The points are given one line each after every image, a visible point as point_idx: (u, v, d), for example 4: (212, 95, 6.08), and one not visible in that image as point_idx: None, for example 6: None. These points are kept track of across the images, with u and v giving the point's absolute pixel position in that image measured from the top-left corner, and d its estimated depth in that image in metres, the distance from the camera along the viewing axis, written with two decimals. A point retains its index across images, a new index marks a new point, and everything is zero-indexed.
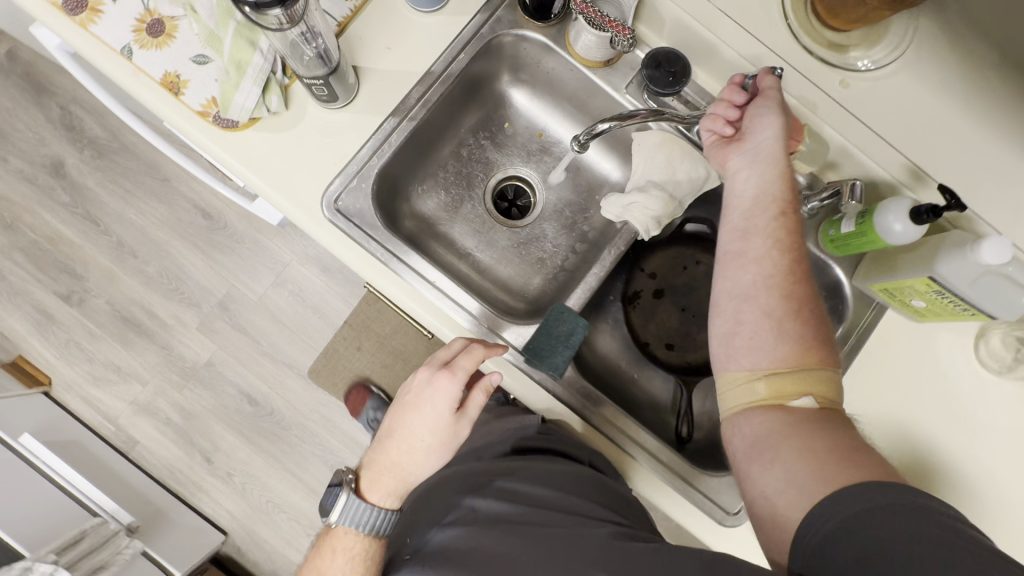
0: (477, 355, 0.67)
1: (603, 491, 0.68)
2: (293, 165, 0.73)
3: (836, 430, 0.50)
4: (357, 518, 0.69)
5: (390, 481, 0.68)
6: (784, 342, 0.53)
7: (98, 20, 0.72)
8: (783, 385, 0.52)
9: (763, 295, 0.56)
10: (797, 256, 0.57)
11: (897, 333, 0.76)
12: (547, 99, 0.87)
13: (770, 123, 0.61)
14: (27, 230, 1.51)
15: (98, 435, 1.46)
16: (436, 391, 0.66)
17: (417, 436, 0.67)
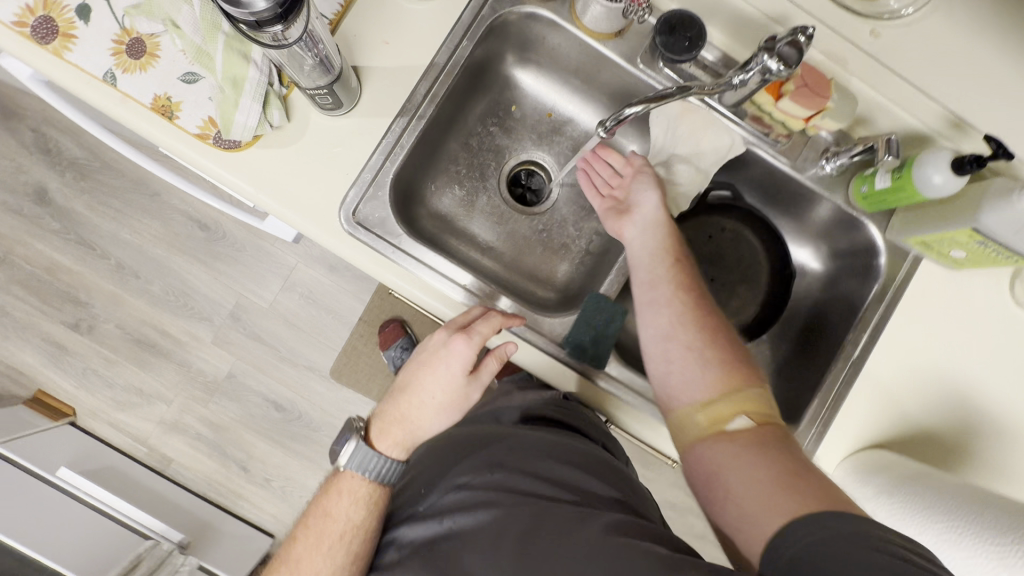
0: (494, 323, 0.67)
1: (612, 471, 0.69)
2: (305, 180, 0.69)
3: (770, 443, 0.56)
4: (363, 464, 0.73)
5: (399, 432, 0.72)
6: (708, 373, 0.62)
7: (73, 46, 0.66)
8: (717, 414, 0.60)
9: (682, 332, 0.65)
10: (695, 293, 0.68)
11: (936, 282, 0.75)
12: (555, 76, 0.83)
13: (649, 195, 0.73)
14: (22, 263, 1.47)
15: (131, 458, 1.47)
16: (450, 352, 0.68)
17: (429, 393, 0.70)
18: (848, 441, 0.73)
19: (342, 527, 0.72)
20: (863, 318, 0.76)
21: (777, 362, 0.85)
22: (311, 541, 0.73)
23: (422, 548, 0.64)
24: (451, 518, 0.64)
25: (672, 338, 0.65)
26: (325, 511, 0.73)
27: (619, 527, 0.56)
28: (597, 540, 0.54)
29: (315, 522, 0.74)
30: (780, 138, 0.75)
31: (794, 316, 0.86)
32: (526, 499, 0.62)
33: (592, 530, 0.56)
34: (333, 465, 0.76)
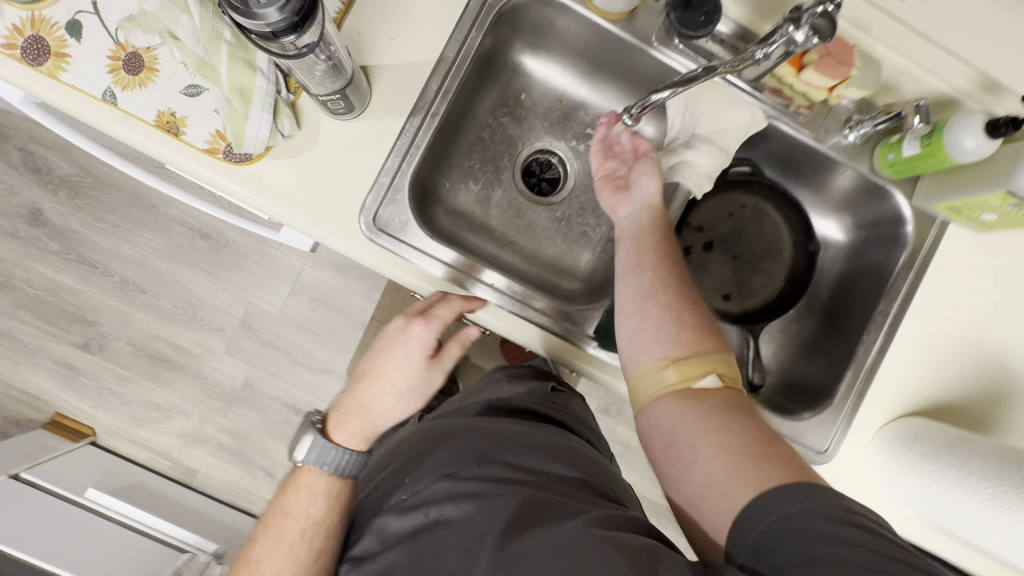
0: (454, 307, 0.67)
1: (599, 469, 0.63)
2: (320, 188, 0.67)
3: (738, 408, 0.54)
4: (322, 457, 0.69)
5: (357, 423, 0.70)
6: (685, 333, 0.58)
7: (67, 66, 0.64)
8: (688, 372, 0.56)
9: (659, 292, 0.60)
10: (676, 256, 0.64)
11: (960, 245, 0.75)
12: (563, 60, 0.81)
13: (652, 179, 0.70)
14: (24, 286, 1.45)
15: (156, 473, 1.46)
16: (409, 337, 0.67)
17: (388, 379, 0.69)
18: (882, 410, 0.74)
19: (303, 523, 0.68)
20: (893, 287, 0.75)
21: (805, 336, 0.84)
22: (270, 542, 0.68)
23: (406, 539, 0.58)
24: (437, 509, 0.57)
25: (649, 297, 0.60)
26: (284, 509, 0.69)
27: (607, 520, 0.51)
28: (585, 534, 0.49)
29: (273, 522, 0.69)
30: (800, 109, 0.73)
31: (819, 288, 0.86)
32: (516, 492, 0.55)
33: (579, 524, 0.50)
34: (290, 461, 0.71)
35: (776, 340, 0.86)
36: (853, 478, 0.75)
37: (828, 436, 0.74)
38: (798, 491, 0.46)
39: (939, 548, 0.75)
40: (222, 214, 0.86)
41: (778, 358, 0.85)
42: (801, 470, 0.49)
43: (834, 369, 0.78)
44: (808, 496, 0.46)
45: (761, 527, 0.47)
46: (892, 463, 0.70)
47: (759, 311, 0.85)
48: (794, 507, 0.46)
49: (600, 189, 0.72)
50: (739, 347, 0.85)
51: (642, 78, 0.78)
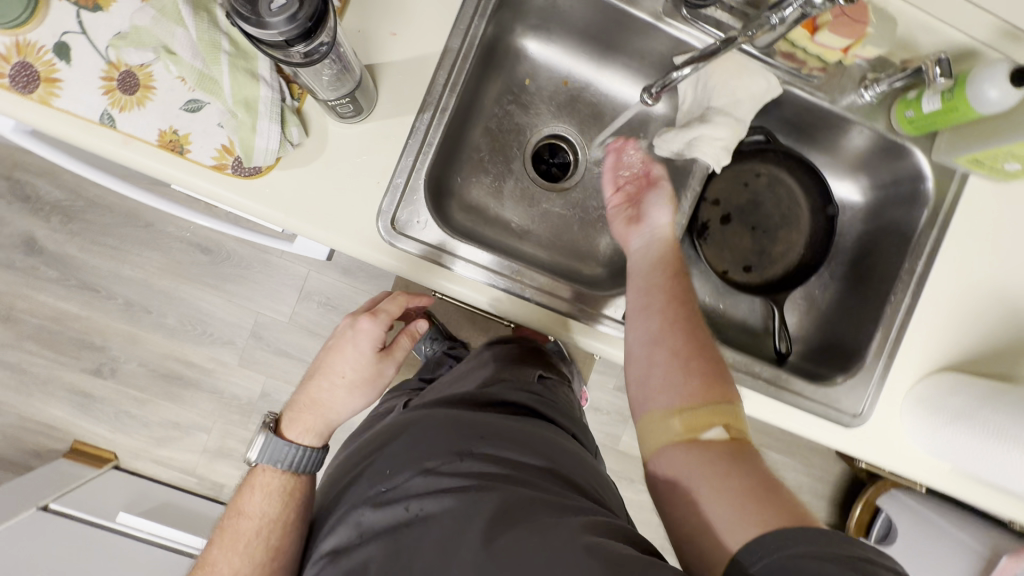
0: (400, 302, 0.73)
1: (581, 463, 0.61)
2: (334, 195, 0.65)
3: (743, 458, 0.54)
4: (274, 455, 0.69)
5: (311, 418, 0.70)
6: (695, 381, 0.59)
7: (60, 91, 0.61)
8: (694, 420, 0.57)
9: (670, 336, 0.61)
10: (687, 300, 0.64)
11: (981, 195, 0.75)
12: (566, 40, 0.79)
13: (664, 209, 0.69)
14: (27, 317, 1.43)
15: (183, 490, 1.46)
16: (356, 332, 0.69)
17: (338, 374, 0.70)
18: (913, 368, 0.75)
19: (258, 523, 0.67)
20: (918, 245, 0.74)
21: (829, 301, 0.85)
22: (228, 542, 0.69)
23: (382, 536, 0.54)
24: (419, 503, 0.54)
25: (659, 340, 0.62)
26: (240, 509, 0.70)
27: (595, 526, 0.49)
28: (570, 545, 0.46)
29: (231, 523, 0.70)
30: (814, 72, 0.72)
31: (840, 253, 0.85)
32: (503, 490, 0.53)
33: (565, 532, 0.47)
34: (248, 462, 0.72)
35: (802, 308, 0.85)
36: (893, 441, 0.75)
37: (862, 399, 0.74)
38: (804, 533, 0.46)
39: (978, 500, 0.75)
40: (230, 230, 0.80)
41: (804, 325, 0.85)
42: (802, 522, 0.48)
43: (861, 331, 0.78)
44: (811, 542, 0.45)
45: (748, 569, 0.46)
46: (926, 420, 0.70)
47: (783, 280, 0.85)
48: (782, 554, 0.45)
49: (613, 222, 0.73)
50: (764, 318, 0.85)
51: (649, 53, 0.76)
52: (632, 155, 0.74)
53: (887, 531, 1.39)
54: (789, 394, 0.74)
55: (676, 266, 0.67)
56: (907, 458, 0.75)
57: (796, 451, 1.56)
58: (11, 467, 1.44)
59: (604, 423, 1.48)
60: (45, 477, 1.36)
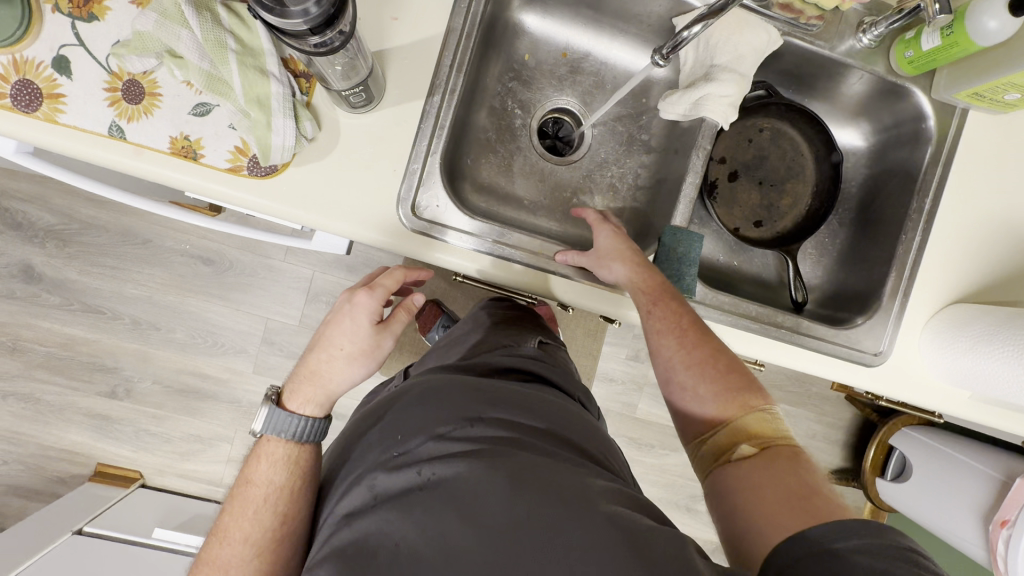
0: (397, 276, 0.71)
1: (581, 424, 0.63)
2: (352, 186, 0.65)
3: (774, 466, 0.56)
4: (278, 426, 0.67)
5: (310, 390, 0.68)
6: (712, 402, 0.62)
7: (65, 107, 0.60)
8: (721, 442, 0.61)
9: (679, 369, 0.65)
10: (683, 330, 0.65)
11: (980, 130, 0.77)
12: (562, 12, 0.79)
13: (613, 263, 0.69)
14: (35, 346, 1.41)
15: (212, 501, 1.47)
16: (353, 306, 0.67)
17: (337, 346, 0.67)
18: (927, 303, 0.77)
19: (265, 490, 0.65)
20: (923, 184, 0.76)
21: (841, 248, 0.87)
22: (236, 510, 0.65)
23: (394, 500, 0.52)
24: (431, 467, 0.53)
25: (673, 374, 0.65)
26: (246, 478, 0.67)
27: (609, 493, 0.52)
28: (589, 513, 0.49)
29: (238, 492, 0.67)
30: (812, 20, 0.73)
31: (848, 199, 0.87)
32: (514, 455, 0.53)
33: (583, 500, 0.50)
34: (253, 434, 0.69)
35: (818, 259, 0.87)
36: (914, 375, 0.78)
37: (882, 338, 0.76)
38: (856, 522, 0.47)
39: (996, 422, 0.78)
40: (228, 230, 0.76)
41: (819, 274, 0.87)
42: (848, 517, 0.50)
43: (876, 272, 0.80)
44: (863, 533, 0.46)
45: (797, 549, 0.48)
46: (945, 351, 0.73)
47: (795, 231, 0.86)
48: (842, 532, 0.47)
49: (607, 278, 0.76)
50: (778, 271, 0.87)
51: (647, 16, 0.76)
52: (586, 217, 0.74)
53: (903, 468, 1.43)
54: (811, 339, 0.76)
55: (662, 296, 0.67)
56: (928, 390, 0.78)
57: (809, 401, 1.60)
58: (36, 496, 1.44)
59: (620, 393, 1.51)
60: (73, 503, 1.36)
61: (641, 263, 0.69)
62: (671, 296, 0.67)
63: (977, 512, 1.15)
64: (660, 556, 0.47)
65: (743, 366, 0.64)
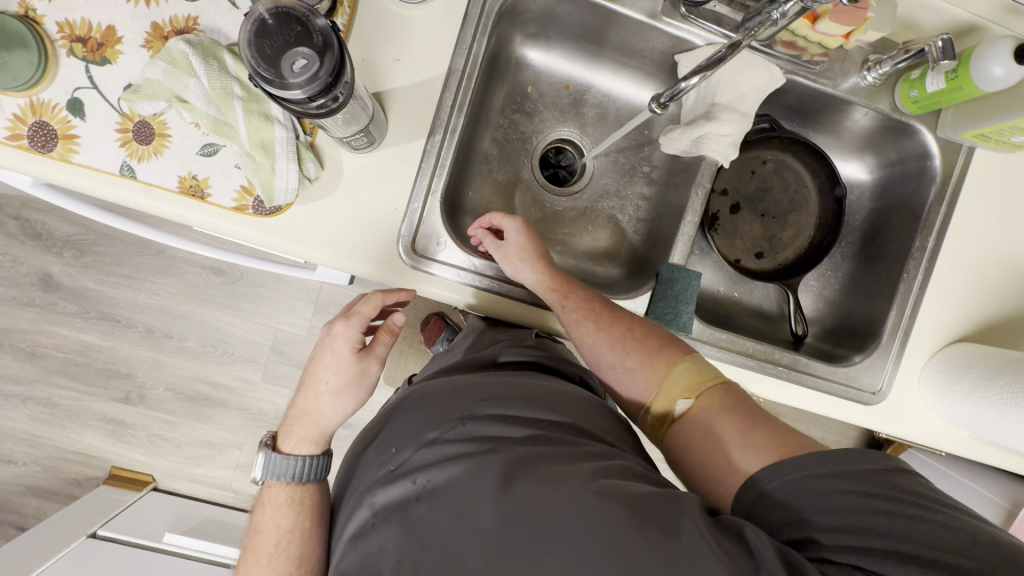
0: (375, 300, 0.68)
1: (590, 409, 0.61)
2: (353, 224, 0.67)
3: (709, 410, 0.57)
4: (276, 470, 0.68)
5: (303, 430, 0.69)
6: (642, 372, 0.63)
7: (78, 147, 0.62)
8: (662, 406, 0.61)
9: (604, 353, 0.65)
10: (595, 314, 0.67)
11: (986, 169, 0.76)
12: (565, 45, 0.80)
13: (523, 270, 0.69)
14: (52, 352, 1.46)
15: (222, 505, 1.51)
16: (333, 337, 0.67)
17: (322, 381, 0.67)
18: (929, 342, 0.76)
19: (274, 536, 0.67)
20: (927, 223, 0.76)
21: (843, 280, 0.86)
22: (251, 558, 0.68)
23: (396, 512, 0.54)
24: (425, 475, 0.54)
25: (602, 359, 0.66)
26: (257, 526, 0.69)
27: (606, 471, 0.51)
28: (582, 492, 0.48)
29: (251, 539, 0.69)
30: (815, 58, 0.73)
31: (851, 232, 0.86)
32: (508, 451, 0.54)
33: (575, 481, 0.49)
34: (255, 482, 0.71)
35: (819, 291, 0.86)
36: (913, 414, 0.77)
37: (881, 376, 0.76)
38: (806, 455, 0.48)
39: (994, 461, 0.78)
40: (237, 260, 0.77)
41: (821, 307, 0.86)
42: (795, 441, 0.51)
43: (876, 309, 0.79)
44: (811, 467, 0.47)
45: (780, 480, 0.48)
46: (943, 395, 0.73)
47: (795, 263, 0.86)
48: (841, 464, 0.47)
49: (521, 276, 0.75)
50: (779, 303, 0.87)
51: (650, 53, 0.77)
52: (479, 229, 0.73)
53: None
54: (809, 377, 0.76)
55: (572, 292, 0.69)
56: (928, 427, 0.77)
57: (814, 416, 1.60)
58: (53, 497, 1.49)
59: None
60: (89, 505, 1.41)
61: (544, 253, 0.71)
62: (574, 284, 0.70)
63: None
64: (662, 522, 0.45)
65: (654, 326, 0.67)
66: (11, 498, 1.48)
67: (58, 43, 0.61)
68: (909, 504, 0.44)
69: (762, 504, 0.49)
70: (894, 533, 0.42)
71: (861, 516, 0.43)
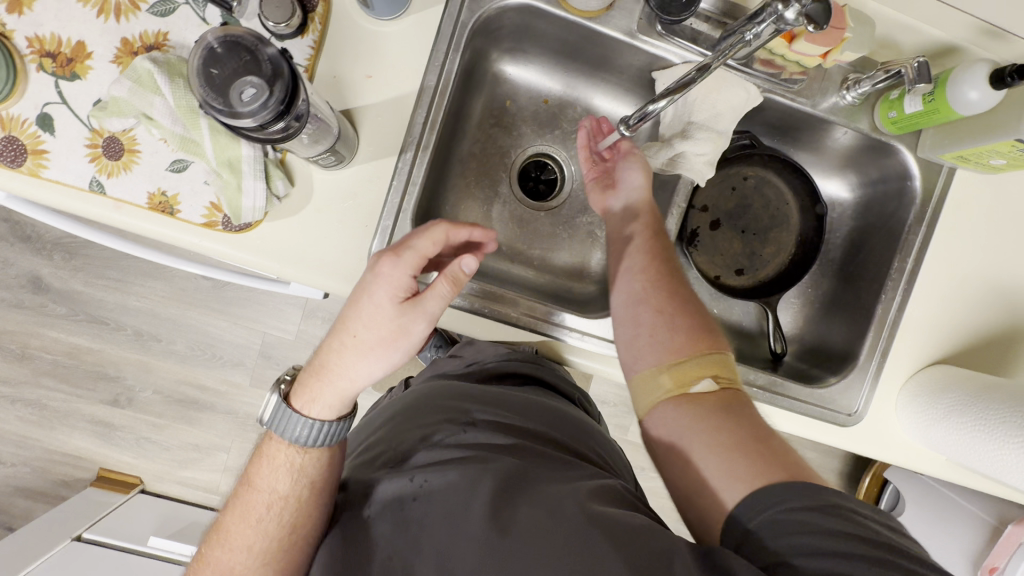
0: (436, 237, 0.57)
1: (580, 432, 0.64)
2: (323, 241, 0.66)
3: (732, 407, 0.55)
4: (284, 424, 0.58)
5: (321, 386, 0.58)
6: (683, 336, 0.61)
7: (47, 162, 0.61)
8: (683, 375, 0.58)
9: (656, 296, 0.64)
10: (664, 264, 0.66)
11: (967, 190, 0.76)
12: (545, 60, 0.79)
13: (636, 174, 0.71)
14: (41, 354, 1.47)
15: (209, 508, 1.51)
16: (374, 278, 0.55)
17: (355, 330, 0.56)
18: (907, 364, 0.76)
19: (268, 497, 0.58)
20: (907, 244, 0.75)
21: (823, 298, 0.85)
22: (237, 513, 0.58)
23: (390, 511, 0.52)
24: (423, 475, 0.53)
25: (644, 300, 0.64)
26: (249, 481, 0.60)
27: (598, 495, 0.51)
28: (573, 514, 0.48)
29: (241, 494, 0.60)
30: (794, 76, 0.72)
31: (831, 251, 0.86)
32: (503, 462, 0.53)
33: (566, 502, 0.49)
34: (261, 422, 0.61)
35: (799, 310, 0.86)
36: (889, 437, 0.76)
37: (857, 398, 0.75)
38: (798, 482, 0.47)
39: (970, 484, 0.77)
40: (214, 273, 0.77)
41: (801, 327, 0.86)
42: (797, 468, 0.49)
43: (856, 330, 0.78)
44: (795, 493, 0.46)
45: (773, 510, 0.46)
46: (920, 417, 0.72)
47: (774, 281, 0.85)
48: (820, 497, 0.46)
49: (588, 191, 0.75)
50: (758, 321, 0.86)
51: (629, 69, 0.76)
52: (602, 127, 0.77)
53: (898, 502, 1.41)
54: (785, 398, 0.75)
55: (641, 236, 0.69)
56: (905, 450, 0.77)
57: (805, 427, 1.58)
58: (42, 497, 1.50)
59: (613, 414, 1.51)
60: (77, 507, 1.42)
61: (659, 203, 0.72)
62: (660, 231, 0.70)
63: (966, 555, 1.14)
64: (650, 551, 0.46)
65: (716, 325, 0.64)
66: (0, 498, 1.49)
67: (27, 58, 0.61)
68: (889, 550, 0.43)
69: (761, 532, 0.46)
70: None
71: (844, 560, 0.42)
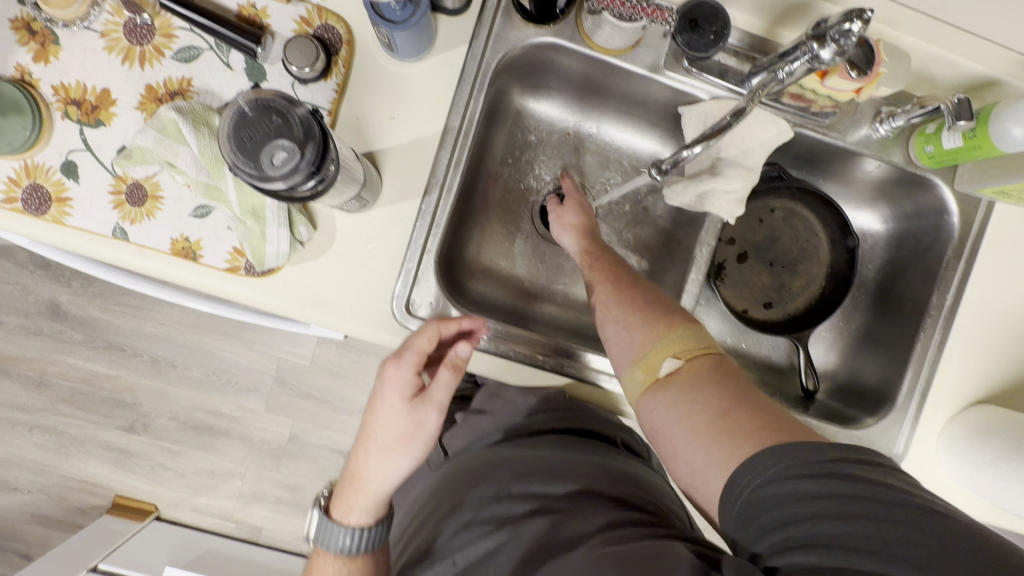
0: (431, 333, 0.56)
1: (623, 479, 0.58)
2: (346, 284, 0.65)
3: (700, 379, 0.52)
4: (326, 538, 0.59)
5: (354, 497, 0.58)
6: (643, 325, 0.59)
7: (71, 210, 0.61)
8: (648, 365, 0.56)
9: (616, 300, 0.63)
10: (607, 280, 0.66)
11: (1008, 224, 0.73)
12: (569, 95, 0.78)
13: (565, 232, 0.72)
14: (59, 381, 1.47)
15: (224, 535, 1.50)
16: (383, 383, 0.56)
17: (373, 437, 0.56)
18: (949, 405, 0.73)
19: None
20: (945, 279, 0.72)
21: (856, 332, 0.83)
22: None
23: None
24: (462, 555, 0.54)
25: (607, 307, 0.63)
26: None
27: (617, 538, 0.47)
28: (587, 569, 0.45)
29: None
30: (824, 110, 0.70)
31: (863, 284, 0.83)
32: (529, 535, 0.51)
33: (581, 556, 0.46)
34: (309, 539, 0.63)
35: (832, 344, 0.83)
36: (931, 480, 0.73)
37: (896, 440, 0.72)
38: (779, 455, 0.43)
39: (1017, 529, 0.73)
40: (231, 311, 0.76)
41: (835, 363, 0.83)
42: (771, 429, 0.45)
43: (891, 368, 0.76)
44: (780, 463, 0.43)
45: (756, 484, 0.43)
46: (964, 459, 0.68)
47: (807, 315, 0.82)
48: (816, 459, 0.42)
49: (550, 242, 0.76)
50: (788, 355, 0.83)
51: (654, 104, 0.75)
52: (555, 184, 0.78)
53: None
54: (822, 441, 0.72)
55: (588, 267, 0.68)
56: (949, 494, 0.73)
57: None
58: (59, 525, 1.49)
59: None
60: (93, 536, 1.41)
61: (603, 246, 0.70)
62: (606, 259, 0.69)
63: None
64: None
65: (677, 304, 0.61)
66: (18, 525, 1.50)
67: (53, 107, 0.61)
68: (895, 506, 0.40)
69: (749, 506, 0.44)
70: (876, 543, 0.39)
71: (848, 523, 0.40)
